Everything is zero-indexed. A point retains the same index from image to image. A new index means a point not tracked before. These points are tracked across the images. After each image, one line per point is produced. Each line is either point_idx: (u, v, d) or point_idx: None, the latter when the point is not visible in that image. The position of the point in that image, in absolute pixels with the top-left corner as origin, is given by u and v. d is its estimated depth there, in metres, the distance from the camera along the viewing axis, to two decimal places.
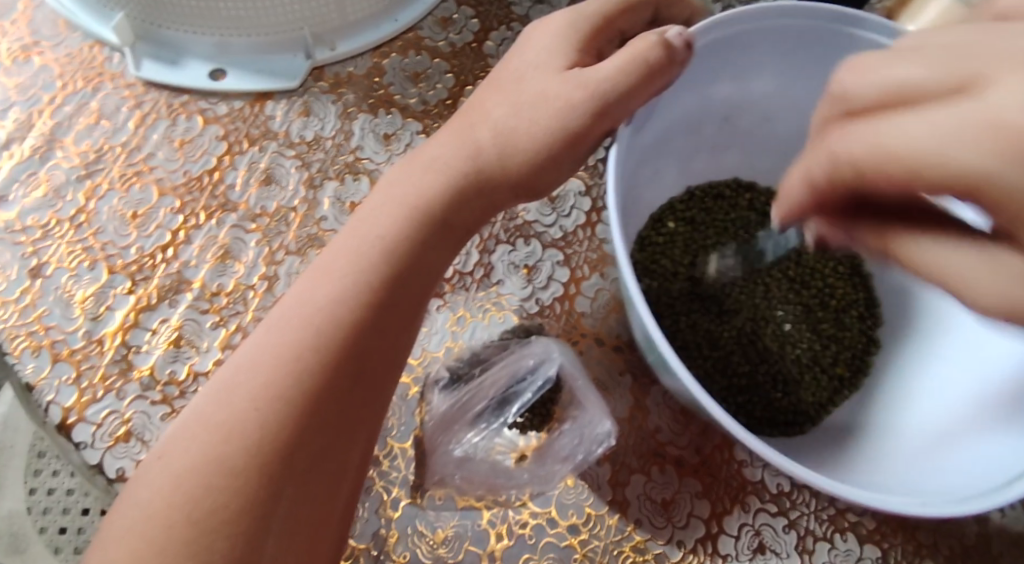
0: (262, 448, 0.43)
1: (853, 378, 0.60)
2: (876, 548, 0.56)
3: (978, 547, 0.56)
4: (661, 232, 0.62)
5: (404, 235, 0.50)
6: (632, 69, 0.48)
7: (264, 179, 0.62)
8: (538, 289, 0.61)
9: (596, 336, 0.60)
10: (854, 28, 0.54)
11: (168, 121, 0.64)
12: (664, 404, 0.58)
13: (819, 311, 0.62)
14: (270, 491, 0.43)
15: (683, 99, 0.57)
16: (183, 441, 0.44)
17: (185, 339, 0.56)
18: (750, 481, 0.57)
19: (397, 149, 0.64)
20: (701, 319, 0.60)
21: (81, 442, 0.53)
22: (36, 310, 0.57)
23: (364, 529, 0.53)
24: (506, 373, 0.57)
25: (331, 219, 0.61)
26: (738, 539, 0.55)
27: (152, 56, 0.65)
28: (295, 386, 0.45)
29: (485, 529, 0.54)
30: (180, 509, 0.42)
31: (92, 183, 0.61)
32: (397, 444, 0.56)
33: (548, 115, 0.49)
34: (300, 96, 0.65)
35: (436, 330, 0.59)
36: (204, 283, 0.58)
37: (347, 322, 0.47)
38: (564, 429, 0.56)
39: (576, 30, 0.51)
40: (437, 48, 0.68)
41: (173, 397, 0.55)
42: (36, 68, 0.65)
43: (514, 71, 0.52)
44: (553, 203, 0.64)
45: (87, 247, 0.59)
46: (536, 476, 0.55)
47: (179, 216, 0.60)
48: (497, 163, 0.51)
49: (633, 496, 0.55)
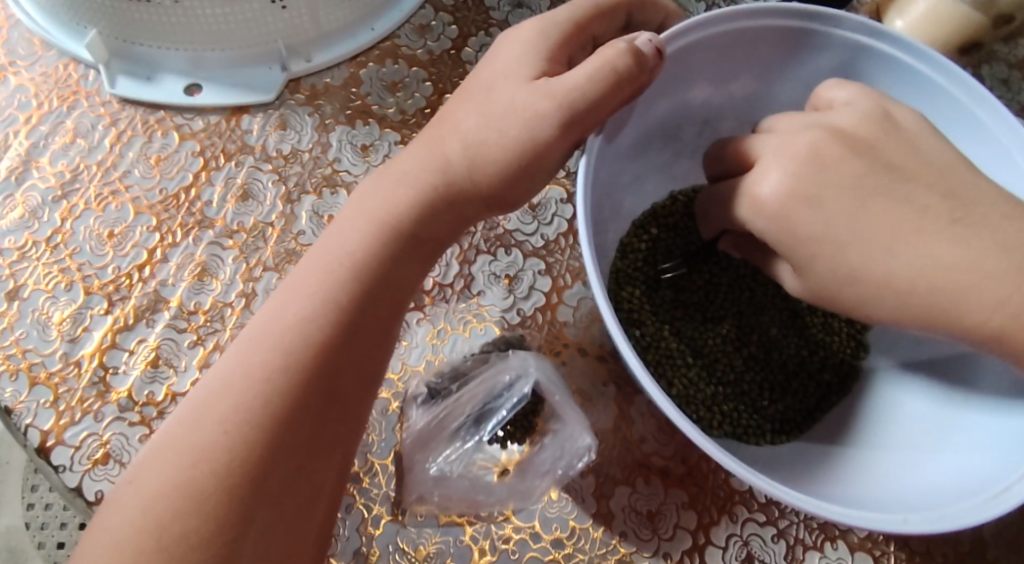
0: (234, 471, 0.43)
1: (842, 384, 0.58)
2: (867, 557, 0.55)
3: (974, 554, 0.55)
4: (643, 238, 0.60)
5: (374, 251, 0.49)
6: (601, 76, 0.47)
7: (240, 195, 0.62)
8: (519, 299, 0.61)
9: (579, 346, 0.59)
10: (831, 27, 0.54)
11: (144, 138, 0.63)
12: (649, 414, 0.57)
13: (808, 315, 0.61)
14: (241, 514, 0.42)
15: (660, 105, 0.56)
16: (153, 464, 0.43)
17: (162, 359, 0.56)
18: (737, 490, 0.56)
19: (374, 160, 0.63)
20: (685, 327, 0.59)
21: (60, 465, 0.53)
22: (14, 333, 0.57)
23: (345, 546, 0.53)
24: (482, 389, 0.56)
25: (309, 233, 0.61)
26: (725, 550, 0.54)
27: (127, 73, 0.64)
28: (263, 408, 0.44)
29: (467, 545, 0.53)
30: (150, 535, 0.41)
31: (69, 203, 0.61)
32: (378, 460, 0.55)
33: (517, 125, 0.48)
34: (276, 109, 0.64)
35: (415, 343, 0.59)
36: (181, 302, 0.58)
37: (316, 342, 0.46)
38: (546, 443, 0.56)
39: (546, 37, 0.50)
40: (414, 56, 0.67)
41: (151, 418, 0.54)
42: (11, 88, 0.65)
43: (484, 81, 0.51)
44: (534, 210, 0.63)
45: (64, 267, 0.59)
46: (516, 490, 0.54)
47: (155, 234, 0.60)
48: (468, 176, 0.50)
49: (618, 509, 0.55)
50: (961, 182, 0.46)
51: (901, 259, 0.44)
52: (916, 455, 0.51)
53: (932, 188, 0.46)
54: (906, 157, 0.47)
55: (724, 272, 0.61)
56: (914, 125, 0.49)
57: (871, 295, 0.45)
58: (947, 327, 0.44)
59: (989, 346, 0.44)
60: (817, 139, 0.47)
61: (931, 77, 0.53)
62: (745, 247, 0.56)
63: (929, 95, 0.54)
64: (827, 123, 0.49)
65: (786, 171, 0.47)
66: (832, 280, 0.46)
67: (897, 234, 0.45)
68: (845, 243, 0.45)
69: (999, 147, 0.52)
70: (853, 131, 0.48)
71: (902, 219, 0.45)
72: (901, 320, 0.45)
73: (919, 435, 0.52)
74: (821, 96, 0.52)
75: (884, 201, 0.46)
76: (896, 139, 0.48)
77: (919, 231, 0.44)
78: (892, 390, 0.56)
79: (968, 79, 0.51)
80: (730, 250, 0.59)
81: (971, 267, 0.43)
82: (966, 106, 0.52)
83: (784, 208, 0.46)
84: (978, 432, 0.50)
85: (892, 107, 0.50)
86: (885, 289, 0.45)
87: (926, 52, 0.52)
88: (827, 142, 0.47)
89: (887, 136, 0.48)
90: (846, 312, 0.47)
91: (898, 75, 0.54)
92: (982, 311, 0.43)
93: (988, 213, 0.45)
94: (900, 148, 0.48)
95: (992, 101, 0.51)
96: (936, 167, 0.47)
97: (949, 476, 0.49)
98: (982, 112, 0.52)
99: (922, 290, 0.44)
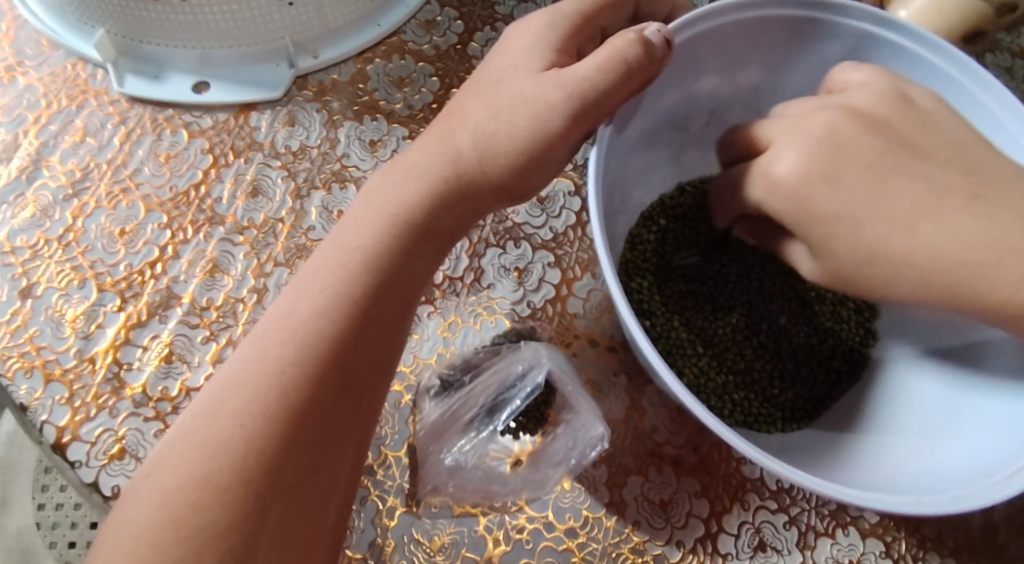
0: (250, 463, 0.43)
1: (852, 372, 0.59)
2: (878, 542, 0.55)
3: (985, 538, 0.55)
4: (652, 229, 0.61)
5: (387, 244, 0.49)
6: (611, 68, 0.47)
7: (250, 191, 0.62)
8: (529, 292, 0.61)
9: (589, 336, 0.59)
10: (837, 16, 0.54)
11: (153, 136, 0.64)
12: (660, 403, 0.58)
13: (817, 304, 0.61)
14: (257, 506, 0.42)
15: (668, 96, 0.56)
16: (170, 459, 0.44)
17: (176, 355, 0.56)
18: (749, 478, 0.56)
19: (383, 156, 0.64)
20: (695, 317, 0.59)
21: (76, 461, 0.53)
22: (27, 331, 0.57)
23: (360, 538, 0.53)
24: (495, 381, 0.56)
25: (319, 228, 0.61)
26: (738, 538, 0.55)
27: (134, 72, 0.65)
28: (280, 401, 0.44)
29: (482, 535, 0.54)
30: (167, 529, 0.41)
31: (80, 202, 0.61)
32: (391, 453, 0.56)
33: (526, 116, 0.49)
34: (284, 105, 0.65)
35: (427, 337, 0.59)
36: (193, 298, 0.58)
37: (331, 335, 0.46)
38: (558, 433, 0.56)
39: (556, 29, 0.51)
40: (421, 51, 0.68)
41: (165, 413, 0.55)
42: (20, 88, 0.65)
43: (493, 73, 0.52)
44: (542, 204, 0.64)
45: (76, 265, 0.59)
46: (530, 480, 0.55)
47: (166, 232, 0.60)
48: (478, 168, 0.50)
49: (631, 497, 0.55)
50: (958, 170, 0.46)
51: (920, 238, 0.44)
52: (930, 441, 0.51)
53: (950, 166, 0.46)
54: (924, 136, 0.48)
55: (732, 263, 0.61)
56: (931, 104, 0.50)
57: (894, 274, 0.45)
58: (966, 307, 0.44)
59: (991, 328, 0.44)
60: (833, 119, 0.48)
61: (936, 63, 0.53)
62: (758, 232, 0.55)
63: (934, 81, 0.54)
64: (842, 104, 0.50)
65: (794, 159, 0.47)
66: (850, 259, 0.46)
67: (918, 212, 0.45)
68: (864, 221, 0.45)
69: (1008, 129, 0.52)
70: (871, 110, 0.49)
71: (924, 195, 0.45)
72: (924, 300, 0.45)
73: (930, 421, 0.52)
74: (835, 80, 0.53)
75: (899, 179, 0.46)
76: (914, 117, 0.48)
77: (940, 208, 0.44)
78: (904, 377, 0.56)
79: (973, 64, 0.52)
80: (746, 237, 0.59)
81: (994, 245, 0.43)
82: (971, 91, 0.53)
83: (802, 188, 0.47)
84: (992, 417, 0.50)
85: (908, 88, 0.50)
86: (904, 268, 0.45)
87: (932, 39, 0.52)
88: (843, 122, 0.48)
89: (904, 115, 0.48)
90: (868, 291, 0.46)
91: (905, 62, 0.55)
92: (1007, 287, 0.42)
93: (1007, 189, 0.44)
94: (917, 125, 0.48)
95: (997, 86, 0.51)
96: (952, 146, 0.47)
97: (960, 459, 0.49)
98: (987, 96, 0.52)
99: (923, 275, 0.44)
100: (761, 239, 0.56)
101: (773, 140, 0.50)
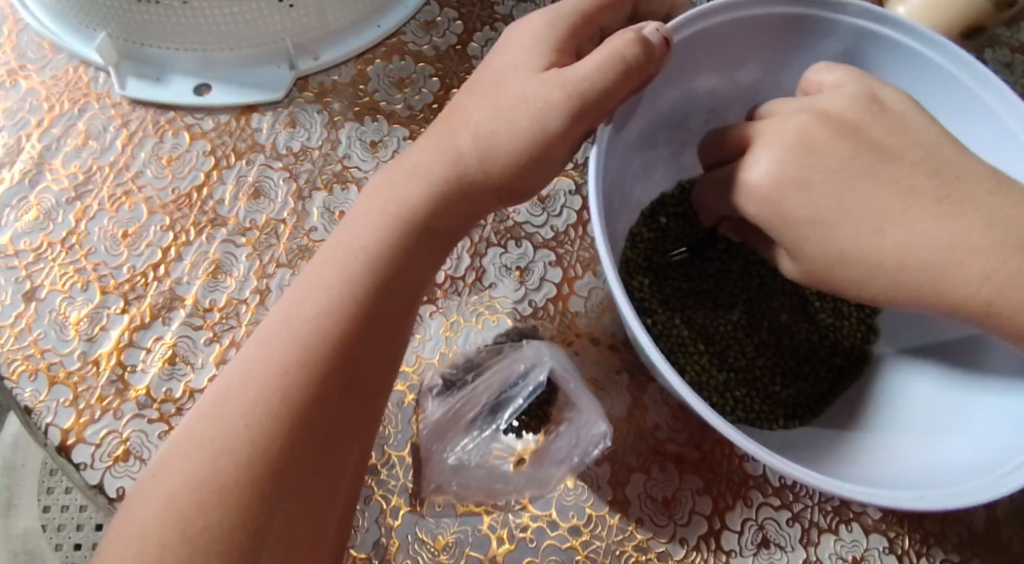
0: (254, 464, 0.43)
1: (853, 368, 0.59)
2: (882, 538, 0.55)
3: (989, 533, 0.55)
4: (652, 228, 0.61)
5: (388, 244, 0.49)
6: (611, 67, 0.47)
7: (252, 193, 0.62)
8: (530, 291, 0.61)
9: (591, 335, 0.60)
10: (839, 14, 0.54)
11: (155, 139, 0.64)
12: (662, 401, 0.58)
13: (818, 301, 0.61)
14: (262, 506, 0.42)
15: (667, 95, 0.57)
16: (175, 460, 0.44)
17: (179, 356, 0.56)
18: (752, 475, 0.56)
19: (384, 156, 0.64)
20: (696, 314, 0.60)
21: (81, 463, 0.53)
22: (32, 334, 0.57)
23: (365, 538, 0.53)
24: (497, 379, 0.57)
25: (321, 229, 0.61)
26: (741, 534, 0.55)
27: (136, 75, 0.65)
28: (283, 401, 0.44)
29: (485, 534, 0.54)
30: (174, 529, 0.41)
31: (83, 205, 0.62)
32: (394, 452, 0.56)
33: (527, 116, 0.49)
34: (285, 107, 0.65)
35: (429, 336, 0.59)
36: (196, 300, 0.58)
37: (334, 334, 0.46)
38: (561, 431, 0.56)
39: (555, 29, 0.51)
40: (421, 52, 0.68)
41: (169, 415, 0.55)
42: (23, 92, 0.66)
43: (493, 73, 0.52)
44: (543, 203, 0.64)
45: (80, 268, 0.59)
46: (533, 479, 0.55)
47: (169, 234, 0.61)
48: (480, 168, 0.50)
49: (634, 495, 0.55)
50: (957, 162, 0.46)
51: (900, 233, 0.45)
52: (931, 435, 0.51)
53: (918, 167, 0.46)
54: (892, 137, 0.47)
55: (733, 260, 0.61)
56: (901, 104, 0.49)
57: (863, 273, 0.46)
58: (931, 304, 0.45)
59: (987, 319, 0.44)
60: (805, 124, 0.48)
61: (937, 61, 0.53)
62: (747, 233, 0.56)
63: (935, 78, 0.54)
64: (836, 100, 0.50)
65: (790, 158, 0.47)
66: (824, 259, 0.47)
67: (885, 214, 0.45)
68: (833, 224, 0.46)
69: (1005, 128, 0.52)
70: (840, 114, 0.49)
71: (891, 199, 0.45)
72: (893, 298, 0.46)
73: (932, 418, 0.52)
74: (811, 81, 0.52)
75: (888, 176, 0.46)
76: (884, 119, 0.48)
77: (906, 211, 0.45)
78: (905, 373, 0.56)
79: (972, 62, 0.52)
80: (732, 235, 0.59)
81: (959, 244, 0.43)
82: (971, 88, 0.53)
83: (775, 191, 0.47)
84: (991, 410, 0.50)
85: (878, 88, 0.50)
86: (902, 264, 0.45)
87: (927, 35, 0.52)
88: (814, 127, 0.48)
89: (874, 117, 0.48)
90: (844, 288, 0.47)
91: (905, 59, 0.55)
92: (970, 284, 0.43)
93: (973, 190, 0.45)
94: (887, 128, 0.48)
95: (997, 84, 0.52)
96: (923, 147, 0.47)
97: (961, 455, 0.49)
98: (985, 93, 0.52)
99: (921, 271, 0.44)
100: (749, 237, 0.56)
101: (757, 137, 0.50)
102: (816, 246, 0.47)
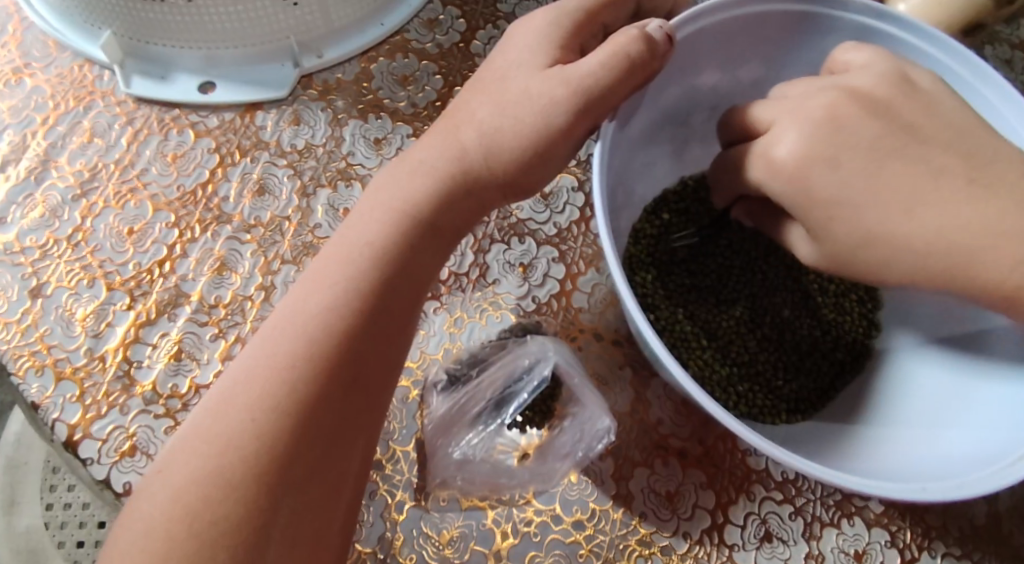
0: (261, 458, 0.43)
1: (854, 363, 0.59)
2: (884, 532, 0.56)
3: (990, 527, 0.55)
4: (655, 224, 0.61)
5: (393, 240, 0.50)
6: (615, 63, 0.48)
7: (257, 190, 0.62)
8: (534, 287, 0.61)
9: (594, 331, 0.60)
10: (841, 11, 0.55)
11: (160, 137, 0.64)
12: (665, 396, 0.58)
13: (819, 296, 0.61)
14: (269, 501, 0.43)
15: (670, 91, 0.57)
16: (182, 454, 0.44)
17: (185, 352, 0.57)
18: (755, 469, 0.56)
19: (388, 153, 0.64)
20: (699, 310, 0.60)
21: (88, 458, 0.53)
22: (38, 330, 0.57)
23: (370, 533, 0.53)
24: (502, 373, 0.57)
25: (326, 226, 0.61)
26: (744, 528, 0.55)
27: (141, 73, 0.65)
28: (289, 396, 0.45)
29: (490, 528, 0.54)
30: (182, 523, 0.42)
31: (88, 202, 0.62)
32: (399, 447, 0.56)
33: (532, 112, 0.49)
34: (289, 105, 0.65)
35: (433, 332, 0.60)
36: (202, 296, 0.59)
37: (340, 330, 0.47)
38: (564, 426, 0.57)
39: (559, 27, 0.51)
40: (424, 50, 0.68)
41: (175, 411, 0.55)
42: (27, 90, 0.66)
43: (498, 70, 0.52)
44: (546, 199, 0.64)
45: (85, 265, 0.60)
46: (536, 473, 0.55)
47: (174, 231, 0.61)
48: (484, 165, 0.51)
49: (638, 490, 0.55)
50: (959, 157, 0.47)
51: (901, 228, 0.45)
52: (933, 428, 0.52)
53: (951, 150, 0.47)
54: (922, 117, 0.48)
55: (735, 256, 0.62)
56: (930, 84, 0.50)
57: (891, 256, 0.46)
58: (961, 287, 0.45)
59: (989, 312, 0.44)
60: (807, 120, 0.48)
61: (939, 57, 0.53)
62: (757, 216, 0.56)
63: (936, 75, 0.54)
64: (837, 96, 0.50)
65: (792, 154, 0.48)
66: (849, 241, 0.47)
67: (895, 205, 0.46)
68: (842, 215, 0.47)
69: (1006, 123, 0.53)
70: (870, 91, 0.49)
71: (926, 179, 0.46)
72: None
73: (933, 412, 0.53)
74: (837, 59, 0.53)
75: (890, 171, 0.47)
76: (893, 112, 0.49)
77: (939, 192, 0.46)
78: (906, 367, 0.57)
79: (973, 58, 0.52)
80: (744, 220, 0.59)
81: (990, 228, 0.44)
82: (972, 84, 0.53)
83: (801, 169, 0.47)
84: (993, 401, 0.51)
85: (909, 69, 0.51)
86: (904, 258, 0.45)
87: (927, 30, 0.53)
88: (844, 102, 0.48)
89: (905, 97, 0.49)
90: None
91: (906, 56, 0.55)
92: (1001, 268, 0.44)
93: (1005, 174, 0.46)
94: (918, 109, 0.48)
95: (998, 79, 0.52)
96: (953, 128, 0.48)
97: (962, 448, 0.49)
98: (987, 89, 0.53)
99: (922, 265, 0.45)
100: (759, 221, 0.56)
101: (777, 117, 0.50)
102: (844, 225, 0.47)
